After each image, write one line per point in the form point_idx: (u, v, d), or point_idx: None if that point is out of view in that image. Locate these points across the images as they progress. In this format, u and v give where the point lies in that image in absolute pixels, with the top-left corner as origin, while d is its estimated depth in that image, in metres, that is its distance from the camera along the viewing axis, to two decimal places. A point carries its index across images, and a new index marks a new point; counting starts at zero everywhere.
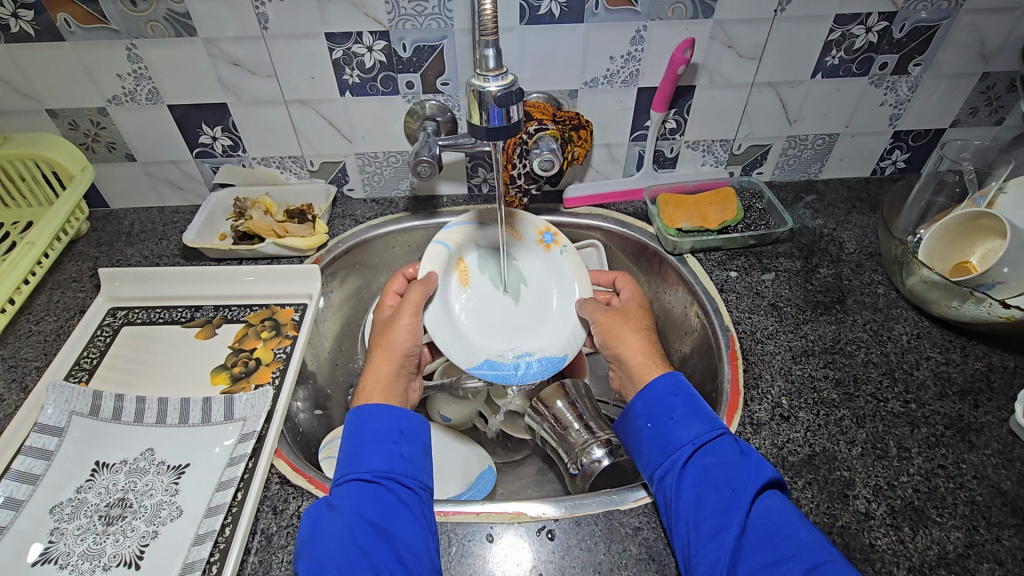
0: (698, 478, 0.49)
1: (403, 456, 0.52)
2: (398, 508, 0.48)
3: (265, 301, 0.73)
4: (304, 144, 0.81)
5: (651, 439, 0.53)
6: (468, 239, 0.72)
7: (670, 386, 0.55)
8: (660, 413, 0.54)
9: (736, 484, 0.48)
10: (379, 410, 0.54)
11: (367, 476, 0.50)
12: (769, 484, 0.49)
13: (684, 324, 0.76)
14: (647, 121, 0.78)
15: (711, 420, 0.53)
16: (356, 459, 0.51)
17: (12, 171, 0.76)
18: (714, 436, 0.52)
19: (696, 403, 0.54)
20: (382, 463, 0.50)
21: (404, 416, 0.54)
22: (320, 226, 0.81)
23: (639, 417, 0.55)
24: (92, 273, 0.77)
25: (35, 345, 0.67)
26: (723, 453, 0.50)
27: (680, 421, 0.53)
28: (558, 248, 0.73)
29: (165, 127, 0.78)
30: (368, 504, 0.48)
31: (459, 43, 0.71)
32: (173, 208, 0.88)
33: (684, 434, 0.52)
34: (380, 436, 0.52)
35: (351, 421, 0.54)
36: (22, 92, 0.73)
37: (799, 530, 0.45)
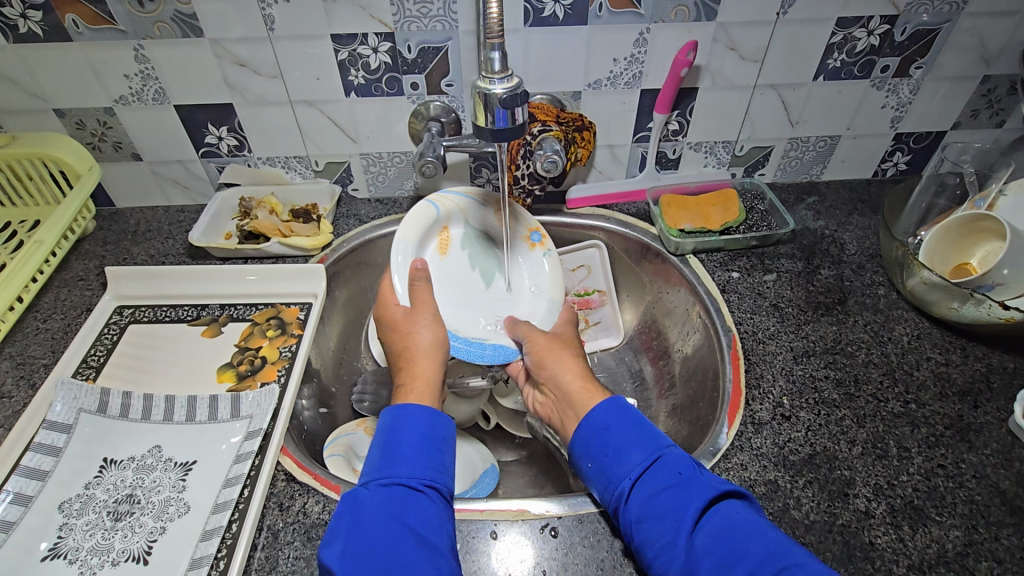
0: (640, 511, 0.48)
1: (444, 464, 0.52)
2: (438, 516, 0.49)
3: (271, 300, 0.73)
4: (309, 144, 0.81)
5: (595, 477, 0.53)
6: (458, 210, 0.75)
7: (601, 417, 0.55)
8: (598, 449, 0.54)
9: (680, 507, 0.47)
10: (419, 415, 0.54)
11: (414, 482, 0.50)
12: (716, 499, 0.47)
13: (686, 324, 0.76)
14: (650, 123, 0.78)
15: (651, 442, 0.52)
16: (400, 462, 0.51)
17: (20, 170, 0.76)
18: (651, 464, 0.51)
19: (635, 428, 0.54)
20: (423, 470, 0.51)
21: (444, 424, 0.55)
22: (325, 226, 0.81)
23: (581, 456, 0.55)
24: (98, 271, 0.78)
25: (43, 342, 0.68)
26: (661, 479, 0.49)
27: (617, 452, 0.53)
28: (542, 249, 0.78)
29: (171, 126, 0.79)
30: (412, 510, 0.48)
31: (464, 44, 0.71)
32: (179, 207, 0.89)
33: (619, 468, 0.52)
34: (426, 441, 0.53)
35: (389, 422, 0.54)
36: (29, 92, 0.74)
37: (752, 541, 0.44)
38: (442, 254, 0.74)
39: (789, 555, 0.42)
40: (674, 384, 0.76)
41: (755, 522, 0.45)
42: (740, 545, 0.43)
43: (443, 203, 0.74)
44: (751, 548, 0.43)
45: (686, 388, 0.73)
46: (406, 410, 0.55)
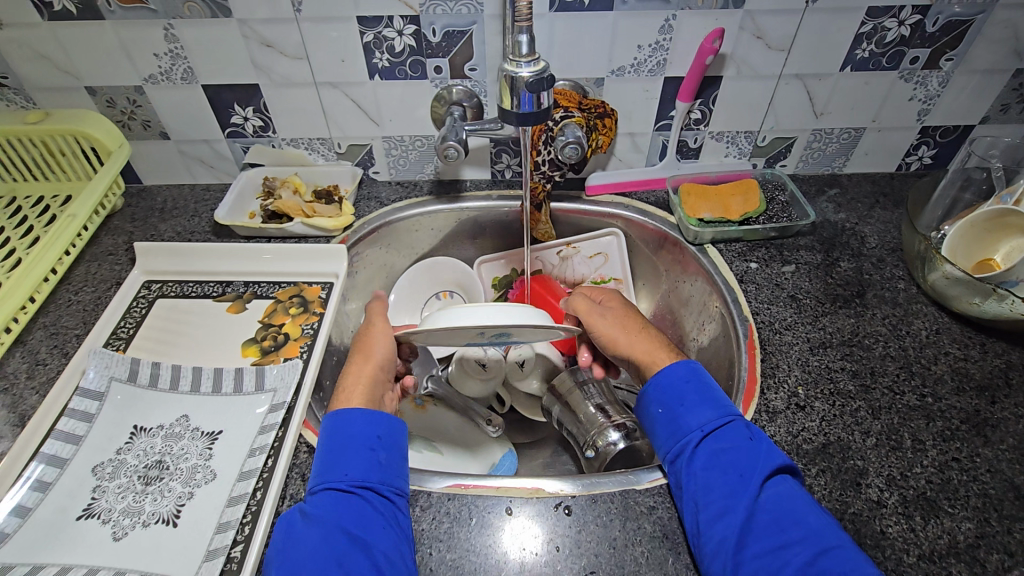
0: (707, 461, 0.51)
1: (379, 463, 0.52)
2: (374, 515, 0.48)
3: (294, 278, 0.74)
4: (333, 126, 0.83)
5: (663, 423, 0.56)
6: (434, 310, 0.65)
7: (682, 372, 0.58)
8: (671, 400, 0.57)
9: (747, 467, 0.50)
10: (353, 416, 0.54)
11: (343, 485, 0.50)
12: (779, 470, 0.50)
13: (703, 314, 0.77)
14: (672, 111, 0.79)
15: (724, 405, 0.55)
16: (331, 467, 0.51)
17: (53, 146, 0.78)
18: (724, 422, 0.54)
19: (711, 391, 0.57)
20: (358, 469, 0.51)
21: (381, 421, 0.55)
22: (346, 208, 0.82)
23: (652, 402, 0.58)
24: (127, 247, 0.80)
25: (75, 314, 0.71)
26: (731, 437, 0.52)
27: (691, 406, 0.55)
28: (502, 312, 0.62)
29: (198, 106, 0.80)
30: (345, 514, 0.48)
31: (489, 28, 0.71)
32: (204, 185, 0.91)
33: (692, 420, 0.55)
34: (354, 443, 0.52)
35: (326, 427, 0.54)
36: (62, 69, 0.76)
37: (809, 517, 0.47)
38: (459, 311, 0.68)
39: (842, 539, 0.45)
40: None
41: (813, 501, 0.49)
42: (799, 515, 0.47)
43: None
44: (812, 521, 0.46)
45: None
46: (339, 413, 0.55)
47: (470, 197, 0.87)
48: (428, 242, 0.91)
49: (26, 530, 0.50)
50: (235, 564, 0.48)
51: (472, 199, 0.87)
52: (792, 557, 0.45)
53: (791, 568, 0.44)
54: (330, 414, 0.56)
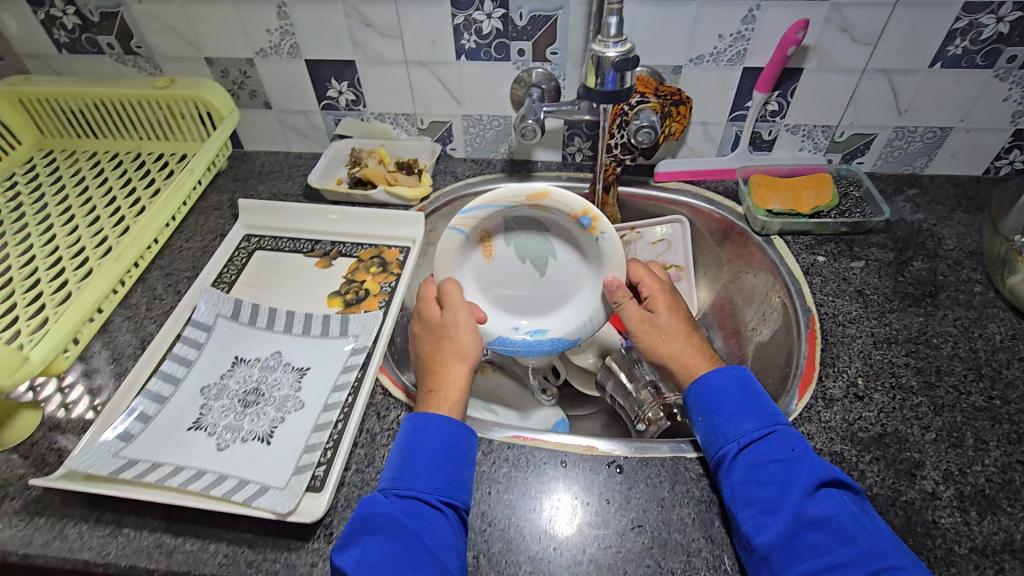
0: (746, 474, 0.51)
1: (463, 480, 0.53)
2: (449, 532, 0.49)
3: (375, 241, 0.80)
4: (418, 103, 0.88)
5: (703, 433, 0.56)
6: (478, 227, 0.72)
7: (722, 379, 0.57)
8: (710, 408, 0.56)
9: (789, 481, 0.49)
10: (446, 425, 0.55)
11: (426, 492, 0.50)
12: (825, 485, 0.49)
13: (764, 304, 0.78)
14: (748, 102, 0.80)
15: (767, 415, 0.54)
16: (418, 473, 0.51)
17: (175, 110, 0.87)
18: (766, 434, 0.53)
19: (754, 400, 0.55)
20: (445, 482, 0.51)
21: (470, 439, 0.55)
22: (425, 179, 0.88)
23: (692, 411, 0.58)
24: (230, 203, 0.88)
25: (186, 259, 0.79)
26: (773, 450, 0.52)
27: (730, 416, 0.55)
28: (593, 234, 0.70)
29: (300, 79, 0.88)
30: (428, 529, 0.48)
31: (573, 14, 0.75)
32: (297, 153, 0.99)
33: (731, 431, 0.54)
34: (440, 457, 0.53)
35: (422, 426, 0.54)
36: (188, 41, 0.85)
37: (858, 534, 0.46)
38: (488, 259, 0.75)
39: (893, 560, 0.44)
40: (744, 362, 0.78)
41: (865, 519, 0.47)
42: (845, 530, 0.46)
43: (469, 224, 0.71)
44: (861, 538, 0.45)
45: (757, 366, 0.75)
46: (430, 418, 0.55)
47: (541, 177, 0.91)
48: None
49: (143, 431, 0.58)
50: (319, 481, 0.54)
51: (542, 179, 0.91)
52: None
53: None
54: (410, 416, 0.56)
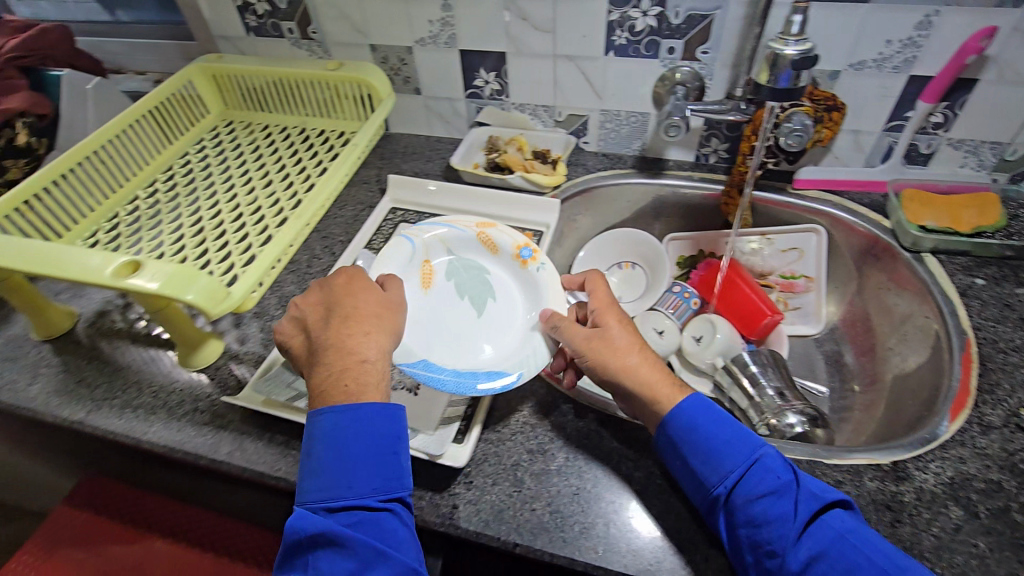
0: (760, 529, 0.47)
1: (394, 469, 0.50)
2: (396, 529, 0.48)
3: (510, 223, 0.84)
4: (559, 96, 0.92)
5: (691, 477, 0.51)
6: (436, 240, 0.71)
7: (674, 407, 0.53)
8: (681, 447, 0.52)
9: (791, 521, 0.46)
10: (353, 419, 0.50)
11: (369, 495, 0.48)
12: (828, 520, 0.47)
13: (906, 324, 0.74)
14: (909, 112, 0.76)
15: (730, 445, 0.50)
16: (349, 480, 0.48)
17: (340, 91, 0.96)
18: (743, 470, 0.49)
19: (715, 429, 0.51)
20: (377, 479, 0.49)
21: (393, 421, 0.52)
22: (561, 169, 0.91)
23: (665, 450, 0.53)
24: (377, 178, 0.97)
25: (340, 225, 0.88)
26: (761, 488, 0.48)
27: (709, 457, 0.50)
28: (536, 265, 0.68)
29: (451, 68, 0.94)
30: (377, 532, 0.47)
31: (731, 14, 0.75)
32: (437, 137, 1.06)
33: (713, 475, 0.50)
34: (372, 450, 0.50)
35: (326, 428, 0.49)
36: (358, 29, 0.94)
37: (860, 557, 0.44)
38: (425, 287, 0.68)
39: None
40: (878, 381, 0.75)
41: (877, 545, 0.45)
42: (852, 559, 0.44)
43: (420, 235, 0.71)
44: (865, 560, 0.44)
45: (894, 388, 0.72)
46: (356, 408, 0.50)
47: (672, 175, 0.92)
48: (622, 214, 0.97)
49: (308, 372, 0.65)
50: (462, 434, 0.59)
51: (673, 178, 0.92)
52: None
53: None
54: (324, 406, 0.51)
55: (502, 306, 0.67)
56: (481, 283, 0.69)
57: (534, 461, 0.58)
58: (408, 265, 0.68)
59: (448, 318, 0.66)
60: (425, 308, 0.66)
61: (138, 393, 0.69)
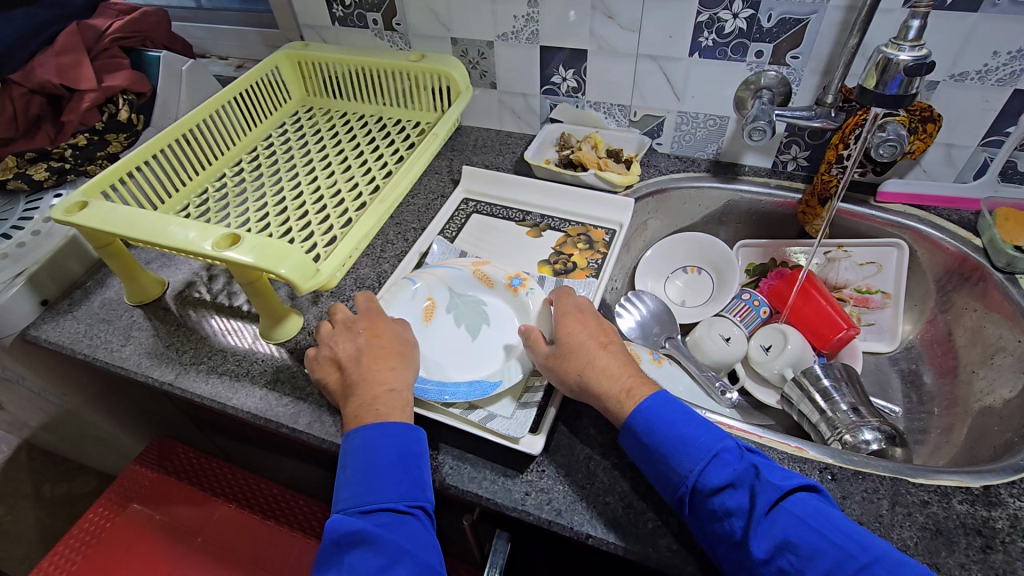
0: (720, 524, 0.47)
1: (419, 481, 0.53)
2: (424, 535, 0.51)
3: (582, 220, 0.85)
4: (636, 96, 0.92)
5: (658, 475, 0.52)
6: (438, 280, 0.74)
7: (645, 407, 0.53)
8: (647, 451, 0.52)
9: (742, 509, 0.46)
10: (379, 436, 0.53)
11: (398, 504, 0.51)
12: (786, 507, 0.46)
13: (994, 347, 0.72)
14: (1010, 128, 0.74)
15: (687, 441, 0.50)
16: (373, 489, 0.51)
17: (420, 82, 0.98)
18: (704, 465, 0.49)
19: (673, 428, 0.51)
20: (403, 488, 0.52)
21: (417, 440, 0.55)
22: (634, 168, 0.90)
23: (632, 450, 0.53)
24: (449, 169, 0.99)
25: (413, 213, 0.91)
26: (721, 483, 0.48)
27: (668, 454, 0.51)
28: (525, 291, 0.71)
29: (530, 63, 0.95)
30: (402, 533, 0.50)
31: (827, 19, 0.74)
32: (507, 132, 1.07)
33: (676, 471, 0.50)
34: (398, 461, 0.53)
35: (359, 445, 0.53)
36: (442, 22, 0.96)
37: (824, 539, 0.44)
38: (426, 321, 0.71)
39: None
40: (958, 404, 0.73)
41: (835, 529, 0.45)
42: (811, 542, 0.44)
43: (424, 277, 0.74)
44: (829, 545, 0.44)
45: (977, 412, 0.69)
46: (382, 426, 0.54)
47: (747, 181, 0.91)
48: (690, 217, 0.97)
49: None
50: (535, 422, 0.60)
51: (748, 183, 0.90)
52: None
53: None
54: (359, 428, 0.55)
55: (496, 331, 0.69)
56: (477, 313, 0.71)
57: (606, 456, 0.59)
58: (410, 302, 0.71)
59: (445, 347, 0.68)
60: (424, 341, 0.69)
61: (224, 360, 0.72)
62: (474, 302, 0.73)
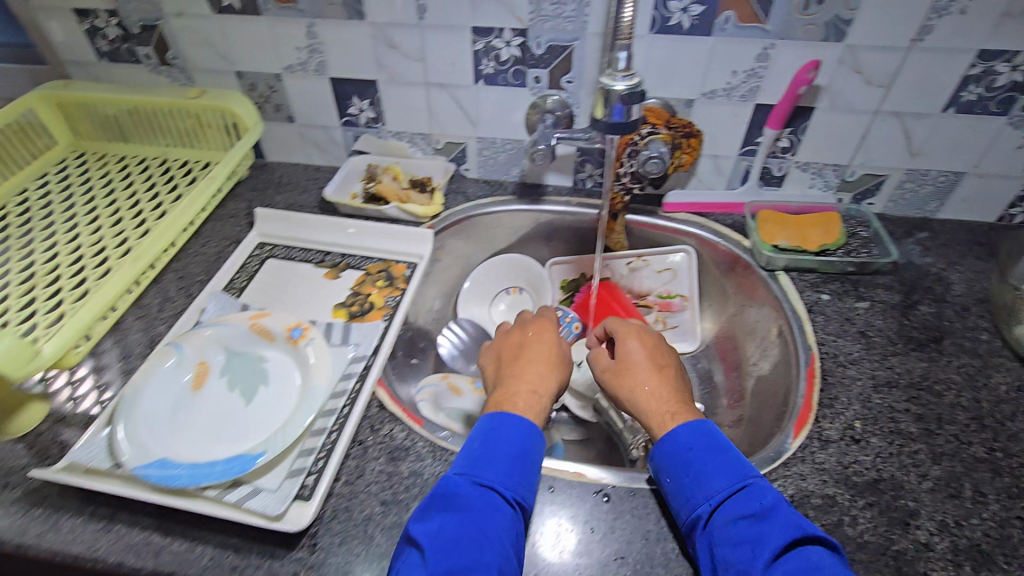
0: (726, 542, 0.47)
1: (526, 483, 0.53)
2: (513, 537, 0.49)
3: (385, 256, 0.83)
4: (435, 124, 0.91)
5: (672, 494, 0.53)
6: (212, 339, 0.67)
7: (684, 436, 0.55)
8: (679, 468, 0.53)
9: (760, 538, 0.46)
10: (510, 431, 0.55)
11: (505, 494, 0.51)
12: (800, 545, 0.45)
13: (765, 339, 0.78)
14: (759, 137, 0.80)
15: (739, 472, 0.51)
16: (478, 470, 0.52)
17: (203, 119, 0.91)
18: (733, 492, 0.50)
19: (721, 454, 0.52)
20: (498, 478, 0.52)
21: (529, 437, 0.55)
22: (437, 197, 0.90)
23: (661, 471, 0.54)
24: (247, 212, 0.91)
25: (200, 263, 0.82)
26: (740, 510, 0.48)
27: (700, 476, 0.52)
28: (304, 343, 0.66)
29: (323, 95, 0.91)
30: (492, 527, 0.48)
31: (590, 45, 0.76)
32: (315, 166, 1.02)
33: (698, 492, 0.51)
34: (519, 454, 0.54)
35: (484, 428, 0.56)
36: (220, 55, 0.88)
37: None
38: (194, 387, 0.63)
39: None
40: (743, 396, 0.78)
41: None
42: None
43: (193, 340, 0.66)
44: None
45: (755, 402, 0.74)
46: (510, 419, 0.56)
47: (551, 201, 0.93)
48: (506, 240, 0.97)
49: (140, 413, 0.59)
50: (308, 490, 0.56)
51: (552, 203, 0.92)
52: None
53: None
54: (489, 414, 0.58)
55: (274, 391, 0.64)
56: (253, 373, 0.65)
57: (387, 514, 0.55)
58: (176, 370, 0.63)
59: (212, 418, 0.61)
60: (187, 411, 0.61)
61: None
62: (252, 360, 0.66)
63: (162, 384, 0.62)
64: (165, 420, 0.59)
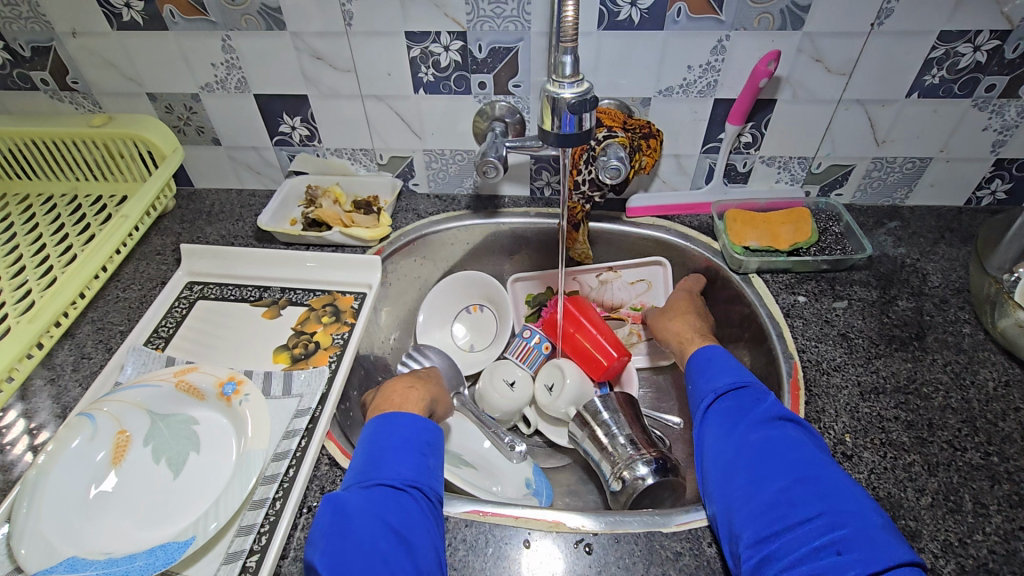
0: (714, 416, 0.57)
1: (427, 467, 0.53)
2: (419, 516, 0.49)
3: (329, 287, 0.75)
4: (376, 138, 0.83)
5: (689, 391, 0.63)
6: (130, 403, 0.58)
7: (705, 349, 0.64)
8: (696, 370, 0.63)
9: (747, 417, 0.55)
10: (404, 420, 0.56)
11: (395, 482, 0.50)
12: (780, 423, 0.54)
13: (744, 347, 0.73)
14: (721, 134, 0.76)
15: (742, 373, 0.60)
16: (380, 465, 0.52)
17: (114, 149, 0.82)
18: (736, 386, 0.58)
19: (733, 362, 0.61)
20: (410, 471, 0.52)
21: (431, 430, 0.57)
22: (384, 219, 0.83)
23: (686, 377, 0.65)
24: (174, 247, 0.83)
25: (120, 310, 0.73)
26: (740, 397, 0.57)
27: (709, 373, 0.61)
28: (239, 400, 0.58)
29: (249, 114, 0.82)
30: (394, 509, 0.48)
31: (535, 45, 0.71)
32: (250, 190, 0.93)
33: (708, 385, 0.60)
34: (410, 444, 0.54)
35: (372, 430, 0.56)
36: (127, 76, 0.79)
37: (796, 458, 0.50)
38: (113, 462, 0.55)
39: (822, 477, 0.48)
40: None
41: (809, 448, 0.51)
42: (791, 455, 0.50)
43: (106, 407, 0.57)
44: (798, 457, 0.50)
45: None
46: (392, 415, 0.56)
47: (508, 213, 0.86)
48: (463, 257, 0.90)
49: (43, 504, 0.50)
50: (250, 574, 0.49)
51: (509, 216, 0.86)
52: (768, 488, 0.49)
53: (767, 494, 0.49)
54: (374, 418, 0.58)
55: (208, 460, 0.56)
56: (183, 439, 0.57)
57: None
58: (89, 446, 0.54)
59: (138, 498, 0.53)
60: (106, 493, 0.53)
61: None
62: (179, 422, 0.58)
63: (72, 464, 0.53)
64: (74, 512, 0.51)
